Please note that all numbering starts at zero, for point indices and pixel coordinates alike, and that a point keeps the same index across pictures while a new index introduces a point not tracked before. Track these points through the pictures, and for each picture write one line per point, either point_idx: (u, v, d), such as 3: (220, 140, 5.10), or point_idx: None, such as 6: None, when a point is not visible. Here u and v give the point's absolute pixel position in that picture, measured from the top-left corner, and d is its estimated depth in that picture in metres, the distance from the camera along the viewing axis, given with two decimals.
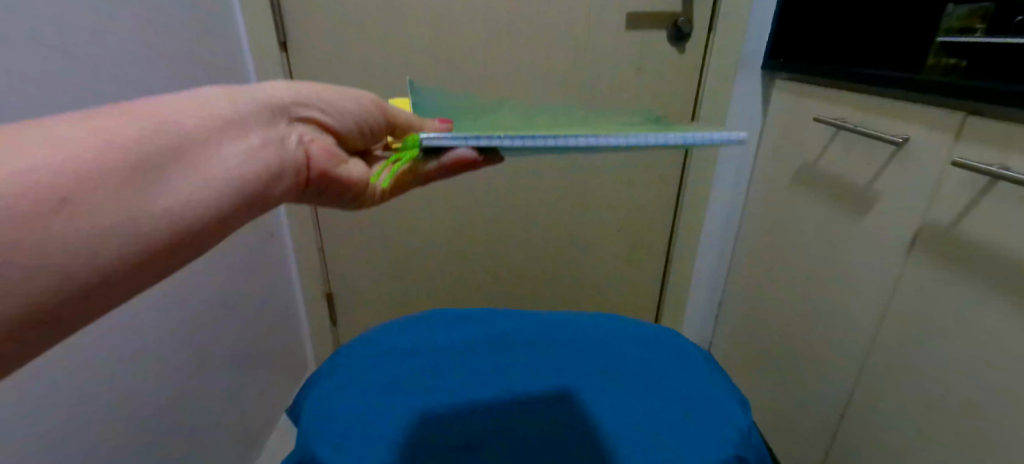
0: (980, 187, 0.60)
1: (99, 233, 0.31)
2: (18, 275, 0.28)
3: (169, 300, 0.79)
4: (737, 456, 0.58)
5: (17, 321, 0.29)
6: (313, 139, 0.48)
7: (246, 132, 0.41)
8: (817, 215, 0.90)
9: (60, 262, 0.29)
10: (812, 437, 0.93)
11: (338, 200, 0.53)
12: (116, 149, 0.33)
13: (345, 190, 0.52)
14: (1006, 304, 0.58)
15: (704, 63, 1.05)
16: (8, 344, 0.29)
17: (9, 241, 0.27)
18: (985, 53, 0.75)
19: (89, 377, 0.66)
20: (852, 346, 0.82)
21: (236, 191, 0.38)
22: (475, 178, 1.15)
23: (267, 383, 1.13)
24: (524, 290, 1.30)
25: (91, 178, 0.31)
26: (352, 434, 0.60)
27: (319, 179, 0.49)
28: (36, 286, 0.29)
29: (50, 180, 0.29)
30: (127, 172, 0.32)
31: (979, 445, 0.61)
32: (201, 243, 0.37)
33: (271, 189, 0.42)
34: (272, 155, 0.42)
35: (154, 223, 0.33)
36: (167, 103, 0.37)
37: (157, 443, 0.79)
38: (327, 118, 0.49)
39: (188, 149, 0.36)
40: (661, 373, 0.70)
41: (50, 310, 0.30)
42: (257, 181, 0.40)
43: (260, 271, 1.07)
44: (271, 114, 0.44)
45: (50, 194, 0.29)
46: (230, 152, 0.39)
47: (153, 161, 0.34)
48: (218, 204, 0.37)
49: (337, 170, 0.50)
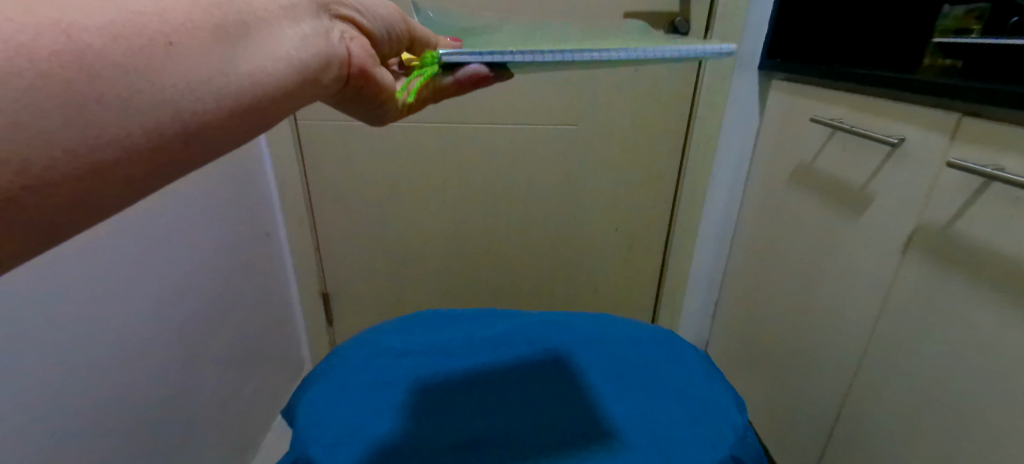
0: (975, 189, 0.60)
1: (198, 82, 0.29)
2: (131, 108, 0.27)
3: (164, 301, 0.79)
4: (733, 456, 0.58)
5: (121, 162, 0.27)
6: (354, 36, 0.42)
7: (294, 19, 0.37)
8: (812, 216, 0.90)
9: (169, 101, 0.28)
10: (807, 437, 0.93)
11: (362, 109, 0.48)
12: (185, 8, 0.30)
13: (376, 97, 0.47)
14: (1000, 306, 0.58)
15: (701, 63, 1.05)
16: (107, 186, 0.28)
17: (125, 67, 0.27)
18: (980, 54, 0.75)
19: (85, 379, 0.66)
20: (846, 346, 0.82)
21: (292, 74, 0.35)
22: (471, 177, 1.15)
23: (263, 382, 1.13)
24: (521, 289, 1.30)
25: (158, 36, 0.28)
26: (348, 432, 0.60)
27: (361, 81, 0.44)
28: (144, 123, 0.28)
29: (158, 18, 0.28)
30: (200, 31, 0.30)
31: (973, 444, 0.62)
32: (252, 126, 0.33)
33: (315, 84, 0.38)
34: (322, 45, 0.38)
35: (208, 99, 0.30)
36: None
37: (154, 444, 0.79)
38: (364, 20, 0.45)
39: (241, 24, 0.33)
40: (658, 372, 0.70)
41: (152, 155, 0.29)
42: (306, 73, 0.36)
43: (255, 270, 1.07)
44: (318, 2, 0.40)
45: (159, 33, 0.28)
46: (285, 36, 0.35)
47: (205, 31, 0.30)
48: (274, 85, 0.34)
49: (376, 73, 0.45)
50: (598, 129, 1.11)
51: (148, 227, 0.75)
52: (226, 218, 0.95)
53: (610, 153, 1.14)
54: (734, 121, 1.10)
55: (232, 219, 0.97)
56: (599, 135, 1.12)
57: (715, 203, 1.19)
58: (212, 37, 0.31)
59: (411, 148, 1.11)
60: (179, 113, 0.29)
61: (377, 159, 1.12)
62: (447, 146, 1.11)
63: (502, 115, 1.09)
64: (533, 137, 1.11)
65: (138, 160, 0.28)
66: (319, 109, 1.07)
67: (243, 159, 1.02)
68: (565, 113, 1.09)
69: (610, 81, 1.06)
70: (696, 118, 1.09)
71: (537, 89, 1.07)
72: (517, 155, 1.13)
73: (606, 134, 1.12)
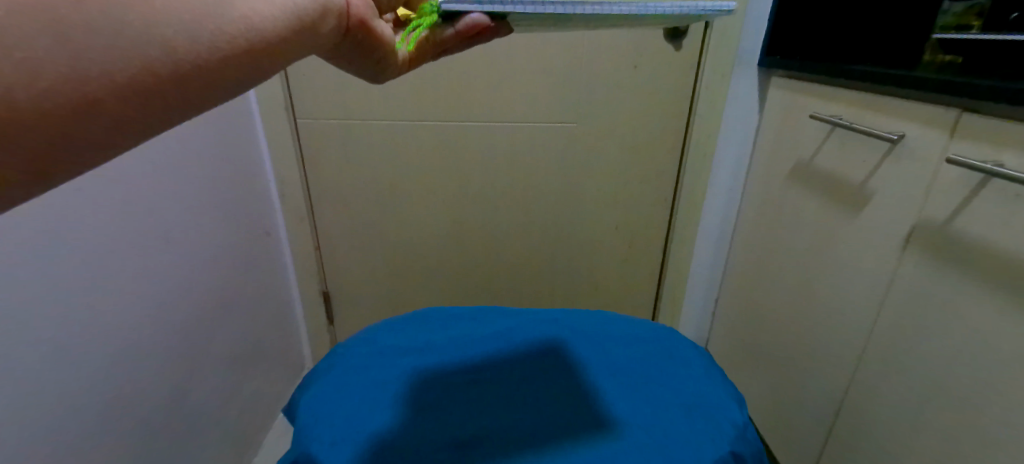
0: (974, 185, 0.60)
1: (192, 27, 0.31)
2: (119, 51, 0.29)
3: (165, 297, 0.79)
4: (732, 453, 0.58)
5: (111, 102, 0.29)
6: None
7: None
8: (812, 213, 0.90)
9: (160, 45, 0.30)
10: (807, 433, 0.93)
11: (361, 63, 0.48)
12: None
13: (376, 49, 0.47)
14: (999, 301, 0.59)
15: (700, 61, 1.05)
16: (94, 126, 0.29)
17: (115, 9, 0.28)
18: (980, 50, 0.75)
19: (87, 376, 0.66)
20: (846, 343, 0.83)
21: (289, 17, 0.37)
22: (471, 177, 1.15)
23: (264, 381, 1.13)
24: (521, 287, 1.30)
25: None
26: (347, 431, 0.60)
27: (359, 32, 0.44)
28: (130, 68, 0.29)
29: None
30: None
31: (973, 440, 0.62)
32: (255, 68, 0.36)
33: (315, 30, 0.39)
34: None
35: (202, 36, 0.32)
36: None
37: (154, 441, 0.79)
38: None
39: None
40: (658, 369, 0.70)
41: (140, 99, 0.30)
42: (307, 17, 0.38)
43: (256, 269, 1.07)
44: None
45: None
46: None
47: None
48: (273, 26, 0.36)
49: (376, 23, 0.45)
50: (597, 128, 1.11)
51: (148, 225, 0.75)
52: (226, 217, 0.95)
53: (610, 151, 1.14)
54: (734, 119, 1.09)
55: (232, 219, 0.97)
56: (598, 134, 1.12)
57: (714, 200, 1.19)
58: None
59: (410, 147, 1.11)
60: (168, 42, 0.30)
61: (377, 158, 1.12)
62: (447, 145, 1.11)
63: (502, 114, 1.09)
64: (532, 135, 1.11)
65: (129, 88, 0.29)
66: (319, 108, 1.07)
67: (243, 159, 1.02)
68: (564, 112, 1.09)
69: (609, 79, 1.06)
70: (695, 116, 1.09)
71: (537, 87, 1.07)
72: (517, 153, 1.13)
73: (606, 132, 1.12)
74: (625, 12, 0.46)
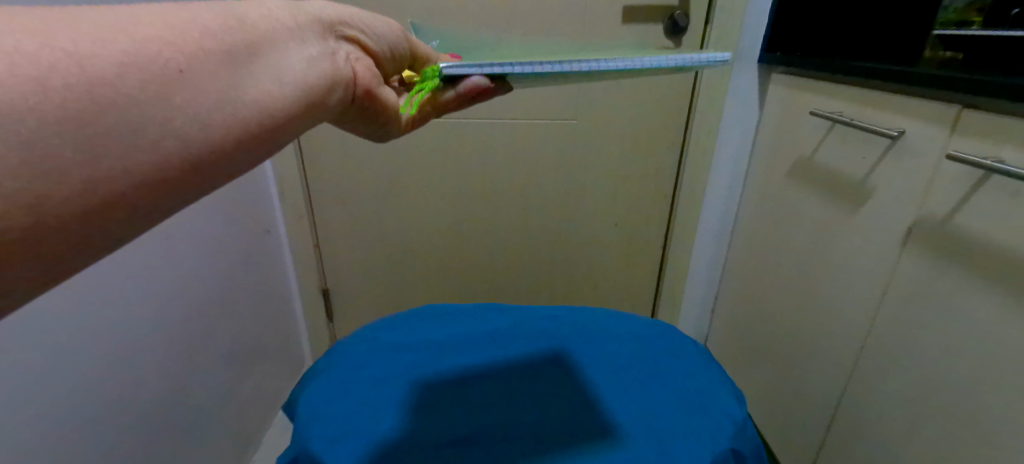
0: (974, 181, 0.60)
1: (205, 114, 0.31)
2: (131, 150, 0.28)
3: (165, 294, 0.79)
4: (732, 449, 0.58)
5: (119, 199, 0.28)
6: (359, 58, 0.45)
7: (304, 42, 0.39)
8: (811, 210, 0.90)
9: (170, 137, 0.30)
10: (806, 430, 0.93)
11: (366, 126, 0.51)
12: (200, 39, 0.32)
13: (381, 115, 0.50)
14: (999, 297, 0.59)
15: (700, 57, 1.05)
16: (103, 223, 0.28)
17: (129, 107, 0.28)
18: (981, 46, 0.75)
19: (88, 373, 0.66)
20: (845, 340, 0.83)
21: (300, 95, 0.37)
22: (471, 173, 1.15)
23: (264, 378, 1.13)
24: (521, 284, 1.30)
25: (170, 65, 0.30)
26: (347, 428, 0.60)
27: (365, 99, 0.46)
28: (143, 163, 0.29)
29: (161, 54, 0.30)
30: (207, 59, 0.32)
31: (974, 437, 0.62)
32: (264, 148, 0.35)
33: (324, 102, 0.40)
34: (327, 66, 0.40)
35: (216, 123, 0.32)
36: (237, 7, 0.37)
37: (155, 439, 0.80)
38: (368, 41, 0.47)
39: (255, 49, 0.35)
40: (658, 367, 0.70)
41: (151, 193, 0.30)
42: (316, 91, 0.39)
43: (256, 267, 1.07)
44: (325, 24, 0.42)
45: (169, 64, 0.30)
46: (292, 58, 0.38)
47: (218, 57, 0.32)
48: (284, 107, 0.36)
49: (380, 90, 0.47)
50: (597, 124, 1.11)
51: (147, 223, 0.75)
52: (226, 214, 0.95)
53: (610, 148, 1.14)
54: (734, 115, 1.09)
55: (231, 216, 0.97)
56: (598, 131, 1.12)
57: (714, 198, 1.19)
58: (224, 63, 0.33)
59: (410, 144, 1.11)
60: (182, 133, 0.30)
61: (377, 154, 1.12)
62: (446, 142, 1.11)
63: (501, 111, 1.09)
64: (532, 132, 1.11)
65: (147, 189, 0.29)
66: None
67: None
68: (564, 108, 1.09)
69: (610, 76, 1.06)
70: (695, 112, 1.09)
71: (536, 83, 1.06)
72: (516, 150, 1.13)
73: (606, 129, 1.12)
74: (619, 67, 0.47)
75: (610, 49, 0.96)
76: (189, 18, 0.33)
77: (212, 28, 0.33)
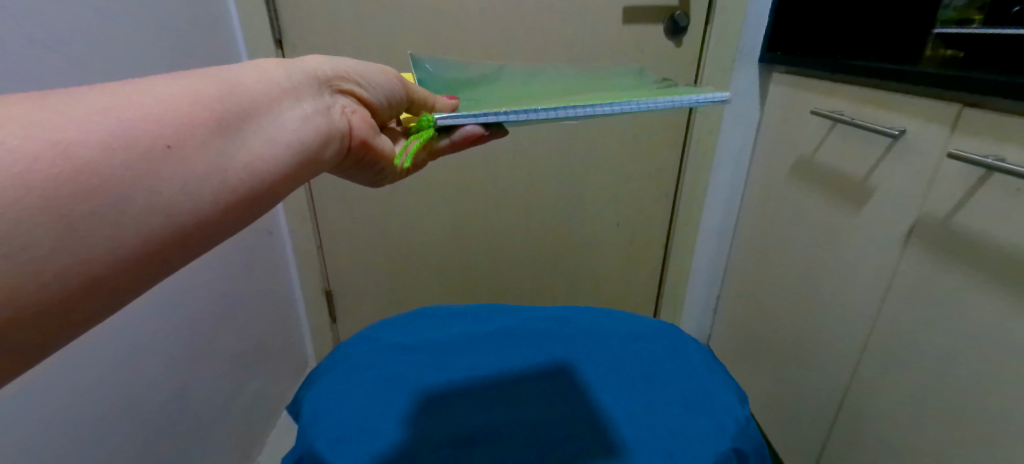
0: (976, 180, 0.60)
1: (193, 185, 0.33)
2: (110, 230, 0.30)
3: (170, 295, 0.79)
4: (734, 448, 0.58)
5: (99, 278, 0.30)
6: (355, 110, 0.48)
7: (300, 101, 0.42)
8: (813, 208, 0.90)
9: (152, 214, 0.31)
10: (809, 429, 0.93)
11: (363, 174, 0.54)
12: (199, 108, 0.35)
13: (377, 163, 0.53)
14: (1003, 294, 0.59)
15: (702, 57, 1.05)
16: (83, 300, 0.30)
17: (114, 190, 0.30)
18: (982, 45, 0.75)
19: (93, 377, 0.67)
20: (847, 337, 0.83)
21: (293, 153, 0.40)
22: (473, 175, 1.15)
23: (267, 379, 1.13)
24: (523, 284, 1.30)
25: (161, 140, 0.32)
26: (350, 429, 0.60)
27: (362, 149, 0.50)
28: (124, 241, 0.31)
29: (154, 129, 0.32)
30: (203, 129, 0.34)
31: (977, 434, 0.62)
32: (255, 208, 0.38)
33: (318, 156, 0.43)
34: (321, 121, 0.43)
35: (208, 190, 0.34)
36: (237, 71, 0.40)
37: (160, 441, 0.80)
38: (363, 92, 0.50)
39: (251, 113, 0.38)
40: (658, 366, 0.71)
41: (132, 267, 0.31)
42: (308, 148, 0.41)
43: (260, 270, 1.08)
44: (320, 80, 0.46)
45: (158, 140, 0.32)
46: (287, 118, 0.41)
47: (213, 124, 0.35)
48: (276, 168, 0.39)
49: (375, 140, 0.51)
50: (599, 125, 1.11)
51: None
52: None
53: (610, 148, 1.14)
54: (735, 115, 1.09)
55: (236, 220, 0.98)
56: (600, 131, 1.12)
57: (715, 196, 1.19)
58: (220, 130, 0.35)
59: None
60: (171, 209, 0.32)
61: None
62: None
63: None
64: (533, 133, 1.11)
65: (128, 265, 0.31)
66: None
67: None
68: None
69: None
70: (696, 112, 1.10)
71: None
72: (518, 151, 1.13)
73: (607, 129, 1.12)
74: (613, 111, 0.50)
75: (610, 69, 0.95)
76: (190, 86, 0.36)
77: (210, 93, 0.36)
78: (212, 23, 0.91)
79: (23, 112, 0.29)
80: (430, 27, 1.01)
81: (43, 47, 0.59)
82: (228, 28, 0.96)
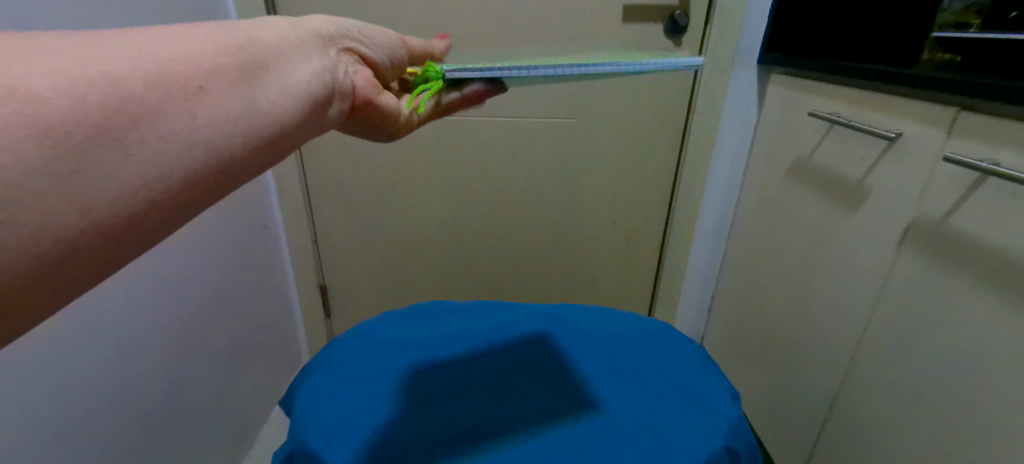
0: (971, 183, 0.61)
1: (196, 132, 0.34)
2: (115, 176, 0.31)
3: (162, 288, 0.79)
4: (727, 447, 0.59)
5: (103, 226, 0.30)
6: (357, 69, 0.49)
7: (302, 54, 0.43)
8: (809, 210, 0.90)
9: (155, 158, 0.32)
10: (801, 430, 0.94)
11: (370, 132, 0.55)
12: (202, 59, 0.36)
13: (383, 121, 0.53)
14: (994, 296, 0.59)
15: (701, 57, 1.05)
16: (88, 251, 0.30)
17: (118, 133, 0.31)
18: (978, 49, 0.76)
19: (85, 369, 0.66)
20: (840, 338, 0.83)
21: (296, 104, 0.41)
22: (470, 171, 1.15)
23: (261, 373, 1.13)
24: (519, 281, 1.30)
25: (163, 89, 0.33)
26: (340, 425, 0.59)
27: (366, 108, 0.50)
28: (130, 181, 0.31)
29: (156, 75, 0.33)
30: (205, 77, 0.35)
31: (969, 436, 0.62)
32: (259, 159, 0.38)
33: (320, 112, 0.43)
34: (323, 76, 0.44)
35: (211, 137, 0.34)
36: (241, 26, 0.41)
37: (153, 434, 0.80)
38: (367, 50, 0.51)
39: (255, 63, 0.39)
40: (652, 364, 0.71)
41: (134, 216, 0.32)
42: (310, 102, 0.42)
43: (255, 263, 1.08)
44: (323, 36, 0.46)
45: (160, 88, 0.33)
46: (291, 71, 0.41)
47: (215, 72, 0.36)
48: (280, 118, 0.39)
49: (379, 98, 0.51)
50: (597, 123, 1.11)
51: None
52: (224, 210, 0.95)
53: (608, 146, 1.14)
54: (732, 116, 1.10)
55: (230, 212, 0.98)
56: (598, 129, 1.12)
57: (712, 197, 1.20)
58: (223, 78, 0.36)
59: (408, 141, 1.11)
60: (174, 154, 0.33)
61: (375, 151, 1.12)
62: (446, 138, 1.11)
63: (502, 109, 1.09)
64: (531, 130, 1.11)
65: (132, 216, 0.31)
66: None
67: None
68: (564, 106, 1.09)
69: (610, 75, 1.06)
70: (694, 112, 1.10)
71: None
72: (516, 148, 1.13)
73: (605, 128, 1.12)
74: None
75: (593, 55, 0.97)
76: (194, 36, 0.37)
77: (215, 44, 0.38)
78: (205, 15, 0.90)
79: (26, 51, 0.30)
80: (429, 22, 1.00)
81: (39, 36, 0.58)
82: (225, 20, 0.95)
